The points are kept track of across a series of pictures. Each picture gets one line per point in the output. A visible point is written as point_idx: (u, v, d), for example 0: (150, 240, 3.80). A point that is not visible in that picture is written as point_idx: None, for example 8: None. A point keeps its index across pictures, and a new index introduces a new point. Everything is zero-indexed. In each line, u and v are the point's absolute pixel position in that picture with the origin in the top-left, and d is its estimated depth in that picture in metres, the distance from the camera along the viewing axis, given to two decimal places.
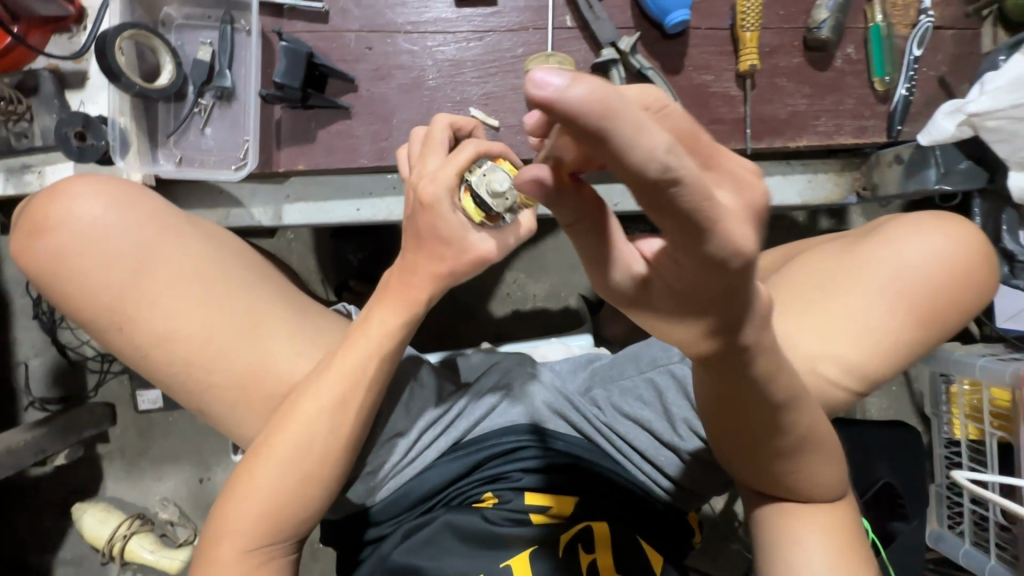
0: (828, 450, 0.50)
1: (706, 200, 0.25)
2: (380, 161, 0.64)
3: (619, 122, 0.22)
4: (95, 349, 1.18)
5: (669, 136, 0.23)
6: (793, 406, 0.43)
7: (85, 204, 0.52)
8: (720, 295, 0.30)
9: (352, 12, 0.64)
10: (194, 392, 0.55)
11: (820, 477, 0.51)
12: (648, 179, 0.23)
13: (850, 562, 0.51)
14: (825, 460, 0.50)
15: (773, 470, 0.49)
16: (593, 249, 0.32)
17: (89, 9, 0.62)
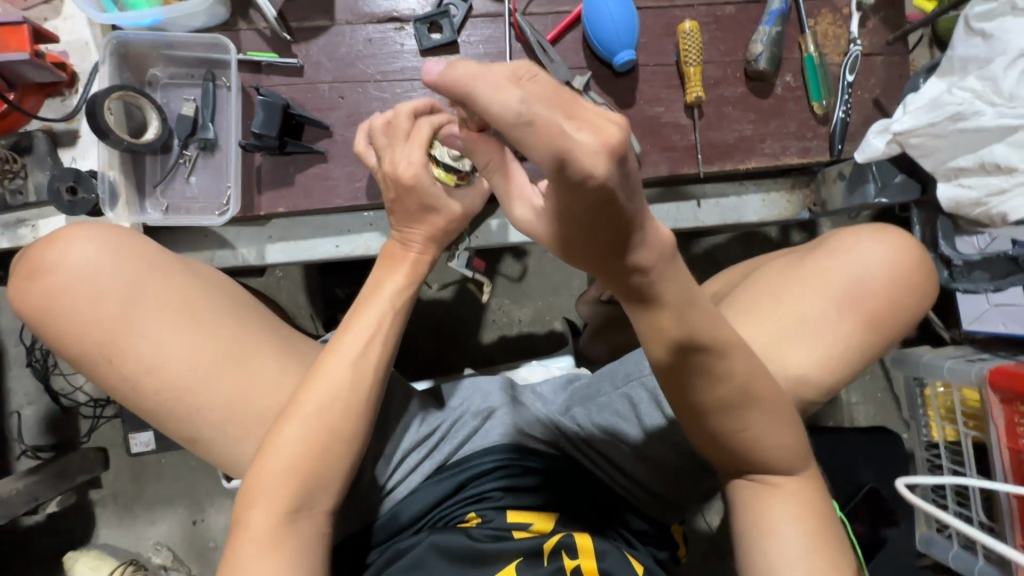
0: (790, 419, 0.51)
1: (557, 136, 0.29)
2: (356, 199, 0.69)
3: (479, 85, 0.30)
4: (88, 394, 1.19)
5: (524, 93, 0.30)
6: (741, 402, 0.48)
7: (78, 247, 0.55)
8: (602, 222, 0.34)
9: (325, 65, 0.69)
10: (183, 420, 0.58)
11: (784, 458, 0.52)
12: (509, 123, 0.30)
13: (820, 541, 0.52)
14: (783, 426, 0.51)
15: (742, 437, 0.50)
16: (502, 189, 0.41)
17: (80, 73, 0.67)
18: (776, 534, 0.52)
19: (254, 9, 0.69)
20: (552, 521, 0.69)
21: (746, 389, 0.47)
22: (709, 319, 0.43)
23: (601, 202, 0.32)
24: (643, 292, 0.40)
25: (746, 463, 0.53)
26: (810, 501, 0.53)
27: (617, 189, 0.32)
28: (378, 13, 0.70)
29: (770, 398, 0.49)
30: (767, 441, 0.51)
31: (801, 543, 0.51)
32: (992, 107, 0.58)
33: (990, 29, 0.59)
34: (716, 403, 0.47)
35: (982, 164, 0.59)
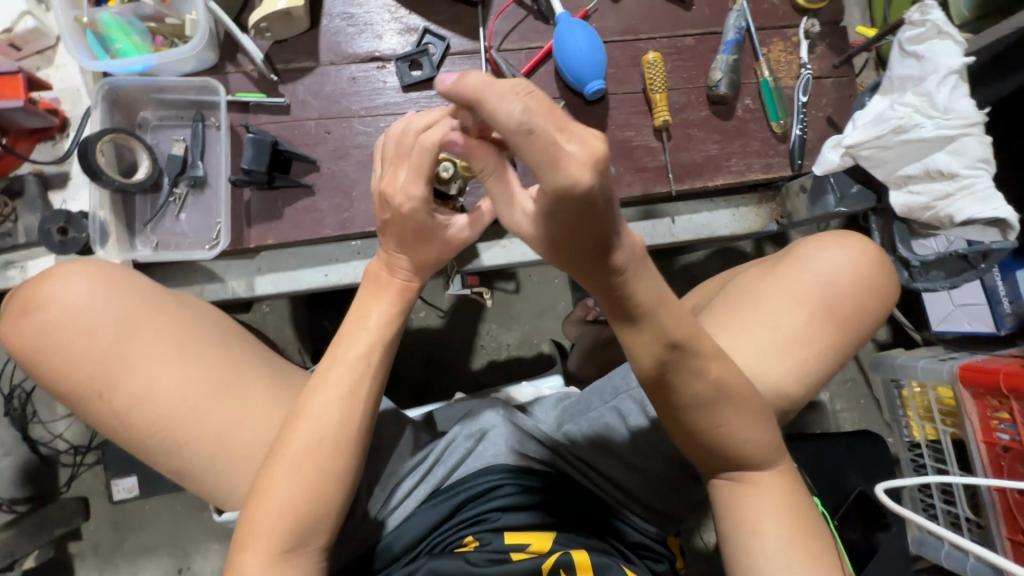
0: (759, 415, 0.53)
1: (552, 144, 0.33)
2: (344, 229, 0.71)
3: (488, 95, 0.33)
4: (68, 441, 1.17)
5: (526, 103, 0.33)
6: (720, 401, 0.50)
7: (70, 284, 0.56)
8: (586, 227, 0.37)
9: (310, 103, 0.72)
10: (175, 452, 0.57)
11: (762, 454, 0.54)
12: (510, 131, 0.33)
13: (804, 539, 0.52)
14: (754, 422, 0.53)
15: (717, 436, 0.52)
16: (496, 191, 0.43)
17: (72, 118, 0.69)
18: (761, 529, 0.53)
19: (242, 54, 0.72)
20: (551, 539, 0.66)
21: (717, 387, 0.50)
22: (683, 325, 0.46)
23: (586, 212, 0.36)
24: (619, 294, 0.42)
25: (724, 461, 0.54)
26: (789, 495, 0.55)
27: (600, 196, 0.35)
28: (360, 53, 0.74)
29: (739, 394, 0.51)
30: (740, 437, 0.52)
31: (781, 539, 0.52)
32: (930, 119, 0.63)
33: (921, 51, 0.64)
34: (688, 402, 0.50)
35: (928, 171, 0.63)
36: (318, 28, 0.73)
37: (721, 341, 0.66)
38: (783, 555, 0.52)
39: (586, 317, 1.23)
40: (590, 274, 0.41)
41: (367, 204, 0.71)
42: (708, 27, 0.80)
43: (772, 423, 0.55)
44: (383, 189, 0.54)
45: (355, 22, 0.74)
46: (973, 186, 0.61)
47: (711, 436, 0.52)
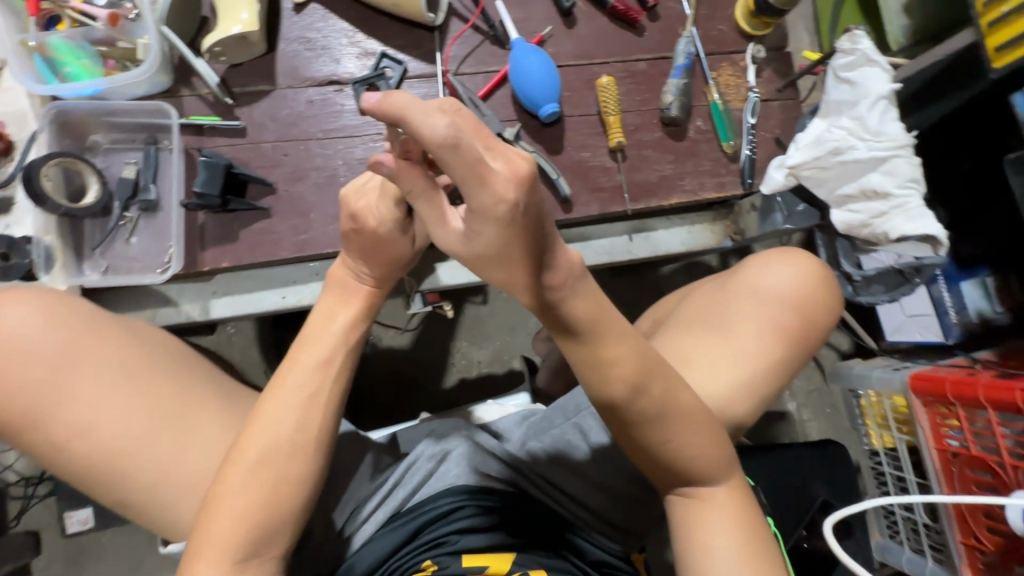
0: (710, 430, 0.54)
1: (478, 160, 0.34)
2: (301, 251, 0.71)
3: (411, 114, 0.35)
4: (19, 473, 1.17)
5: (450, 124, 0.34)
6: (665, 417, 0.51)
7: (6, 313, 0.54)
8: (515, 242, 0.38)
9: (267, 126, 0.72)
10: (117, 482, 0.56)
11: (712, 471, 0.55)
12: (437, 145, 0.34)
13: (751, 556, 0.54)
14: (705, 435, 0.54)
15: (668, 452, 0.53)
16: (428, 213, 0.43)
17: (17, 142, 0.67)
18: (711, 541, 0.55)
19: (197, 77, 0.72)
20: (510, 561, 0.66)
21: (664, 407, 0.50)
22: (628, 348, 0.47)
23: (515, 227, 0.37)
24: (557, 309, 0.43)
25: (675, 475, 0.55)
26: (740, 511, 0.56)
27: (527, 212, 0.36)
28: (318, 77, 0.74)
29: (688, 411, 0.52)
30: (690, 452, 0.53)
31: (730, 556, 0.54)
32: (863, 142, 0.66)
33: (854, 77, 0.67)
34: (638, 419, 0.50)
35: (863, 190, 0.66)
36: (275, 52, 0.74)
37: (677, 357, 0.67)
38: (730, 566, 0.53)
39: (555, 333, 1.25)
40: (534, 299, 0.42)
41: (324, 226, 0.71)
42: (659, 52, 0.83)
43: (722, 436, 0.56)
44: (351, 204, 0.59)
45: (313, 46, 0.75)
46: (905, 205, 0.66)
47: (662, 452, 0.53)
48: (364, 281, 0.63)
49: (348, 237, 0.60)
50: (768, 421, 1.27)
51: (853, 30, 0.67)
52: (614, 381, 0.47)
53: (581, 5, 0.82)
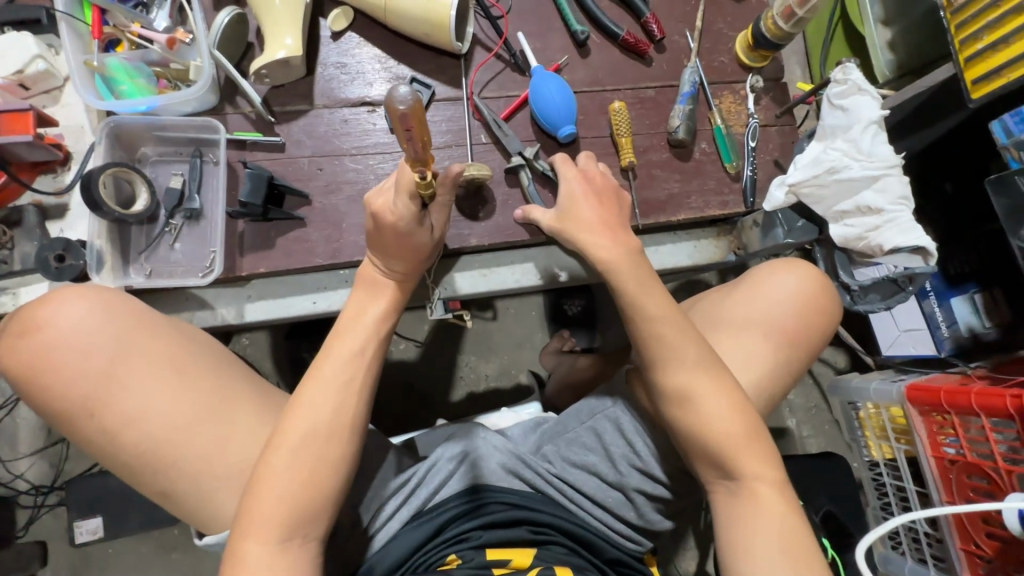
0: (749, 417, 0.64)
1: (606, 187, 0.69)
2: (333, 258, 0.75)
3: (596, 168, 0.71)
4: (30, 481, 1.18)
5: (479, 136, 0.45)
6: (699, 402, 0.63)
7: (70, 307, 0.58)
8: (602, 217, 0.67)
9: (304, 142, 0.78)
10: (162, 471, 0.59)
11: (746, 462, 0.63)
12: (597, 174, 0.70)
13: (795, 547, 0.59)
14: (746, 435, 0.63)
15: (709, 437, 0.63)
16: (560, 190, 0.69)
17: (75, 153, 0.72)
18: (752, 534, 0.61)
19: (241, 96, 0.77)
20: (532, 555, 0.69)
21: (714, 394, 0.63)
22: (665, 335, 0.64)
23: (601, 204, 0.68)
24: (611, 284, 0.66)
25: (719, 471, 0.63)
26: (782, 505, 0.61)
27: (612, 209, 0.68)
28: (352, 98, 0.80)
29: (720, 395, 0.63)
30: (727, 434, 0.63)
31: (774, 547, 0.59)
32: (857, 162, 0.73)
33: (846, 104, 0.74)
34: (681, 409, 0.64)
35: (858, 207, 0.72)
36: (313, 75, 0.80)
37: None
38: (772, 552, 0.59)
39: (563, 348, 1.32)
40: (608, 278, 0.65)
41: (355, 236, 0.76)
42: (666, 80, 0.89)
43: (761, 438, 0.64)
44: (375, 209, 0.64)
45: (347, 71, 0.81)
46: (896, 221, 0.71)
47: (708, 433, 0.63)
48: (393, 277, 0.67)
49: (370, 235, 0.66)
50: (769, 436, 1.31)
51: (845, 62, 0.74)
52: (673, 368, 0.64)
53: (594, 37, 0.89)
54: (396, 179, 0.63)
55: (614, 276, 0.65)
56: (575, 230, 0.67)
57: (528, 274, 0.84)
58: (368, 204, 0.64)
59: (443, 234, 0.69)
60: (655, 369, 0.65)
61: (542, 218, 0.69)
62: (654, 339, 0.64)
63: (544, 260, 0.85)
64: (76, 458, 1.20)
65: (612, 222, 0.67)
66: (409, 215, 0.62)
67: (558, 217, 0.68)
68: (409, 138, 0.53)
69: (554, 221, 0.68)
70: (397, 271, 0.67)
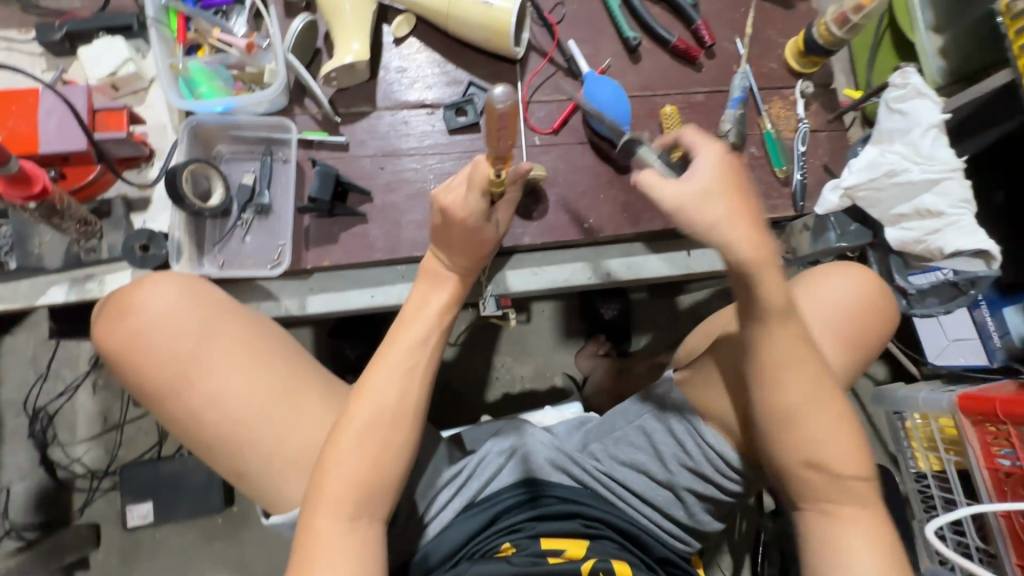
0: (849, 431, 0.62)
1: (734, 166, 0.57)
2: (393, 253, 0.78)
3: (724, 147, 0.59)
4: (86, 465, 1.24)
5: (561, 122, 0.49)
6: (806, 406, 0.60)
7: (160, 292, 0.61)
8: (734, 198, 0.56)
9: (367, 142, 0.81)
10: (238, 451, 0.61)
11: (842, 467, 0.61)
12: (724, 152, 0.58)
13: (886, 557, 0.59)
14: (845, 441, 0.61)
15: (810, 442, 0.61)
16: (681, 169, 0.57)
17: (159, 150, 0.76)
18: (844, 540, 0.60)
19: (308, 98, 0.81)
20: (586, 547, 0.70)
21: (819, 409, 0.60)
22: (779, 346, 0.59)
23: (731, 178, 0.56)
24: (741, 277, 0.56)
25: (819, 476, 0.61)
26: (869, 515, 0.61)
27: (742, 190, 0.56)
28: (411, 101, 0.83)
29: (828, 411, 0.60)
30: (828, 449, 0.61)
31: (868, 556, 0.59)
32: (916, 165, 0.73)
33: (905, 108, 0.74)
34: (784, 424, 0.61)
35: (917, 210, 0.72)
36: (375, 78, 0.83)
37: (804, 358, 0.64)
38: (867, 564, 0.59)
39: (598, 351, 1.34)
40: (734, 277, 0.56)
41: (414, 233, 0.78)
42: (716, 86, 0.91)
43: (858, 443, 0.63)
44: (444, 204, 0.66)
45: (408, 75, 0.84)
46: (957, 223, 0.71)
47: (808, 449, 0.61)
48: (455, 270, 0.70)
49: (436, 230, 0.68)
50: None
51: (903, 67, 0.75)
52: (783, 381, 0.60)
53: (645, 43, 0.90)
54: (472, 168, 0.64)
55: (749, 274, 0.55)
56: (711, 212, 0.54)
57: (577, 273, 0.86)
58: (437, 200, 0.66)
59: (506, 230, 0.71)
60: (763, 381, 0.60)
61: (673, 193, 0.55)
62: (766, 349, 0.59)
63: (593, 260, 0.86)
64: (130, 445, 1.25)
65: (750, 211, 0.55)
66: (479, 211, 0.65)
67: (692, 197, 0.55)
68: (499, 136, 0.55)
69: (686, 196, 0.55)
70: (459, 266, 0.69)
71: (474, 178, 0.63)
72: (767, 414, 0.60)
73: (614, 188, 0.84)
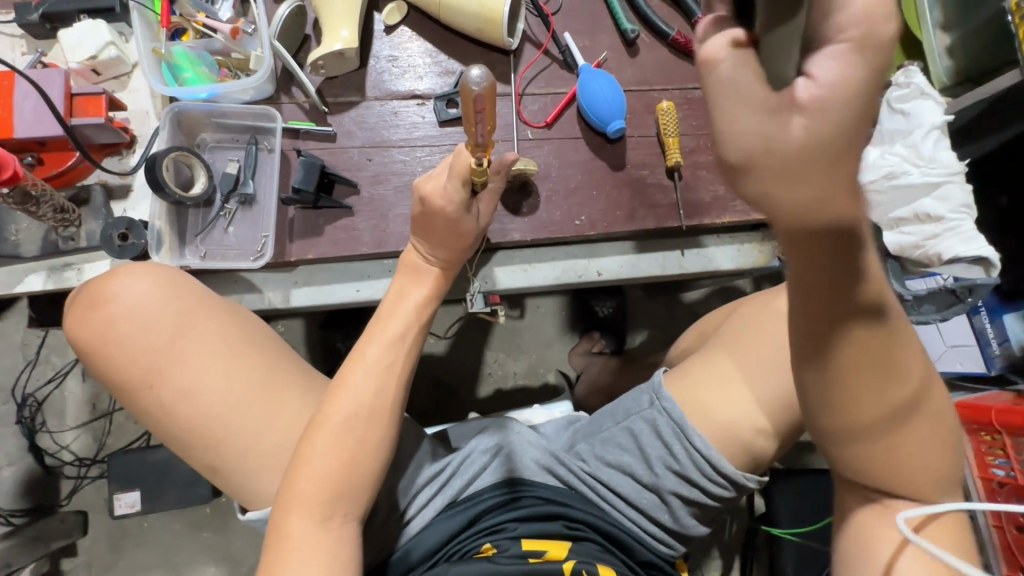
0: (942, 430, 0.46)
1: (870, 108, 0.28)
2: (379, 247, 0.76)
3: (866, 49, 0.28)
4: (74, 453, 1.23)
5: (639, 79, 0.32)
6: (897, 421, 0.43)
7: (134, 283, 0.60)
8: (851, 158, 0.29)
9: (355, 133, 0.79)
10: (213, 446, 0.60)
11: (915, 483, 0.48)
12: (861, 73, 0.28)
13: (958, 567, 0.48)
14: (932, 455, 0.46)
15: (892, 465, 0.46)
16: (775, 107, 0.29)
17: (140, 137, 0.75)
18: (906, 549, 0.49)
19: (296, 87, 0.79)
20: (567, 549, 0.69)
21: (907, 421, 0.44)
22: (857, 359, 0.39)
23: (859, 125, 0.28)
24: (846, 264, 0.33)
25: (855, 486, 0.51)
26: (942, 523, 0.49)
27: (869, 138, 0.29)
28: (401, 91, 0.81)
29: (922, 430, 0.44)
30: (914, 465, 0.46)
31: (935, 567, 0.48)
32: (917, 168, 0.71)
33: (907, 109, 0.73)
34: (851, 453, 0.45)
35: (917, 214, 0.71)
36: (365, 67, 0.81)
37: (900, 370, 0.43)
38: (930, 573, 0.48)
39: (592, 349, 1.33)
40: (812, 251, 0.33)
41: (401, 227, 0.77)
42: None
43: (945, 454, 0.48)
44: (424, 192, 0.65)
45: (399, 64, 0.82)
46: (957, 229, 0.69)
47: (881, 472, 0.46)
48: (435, 263, 0.68)
49: (416, 219, 0.67)
50: (800, 450, 1.29)
51: (908, 66, 0.73)
52: (858, 407, 0.41)
53: (644, 36, 0.88)
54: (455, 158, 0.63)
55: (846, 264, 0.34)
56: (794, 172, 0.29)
57: (568, 271, 0.84)
58: (417, 188, 0.65)
59: (486, 224, 0.69)
60: (832, 405, 0.41)
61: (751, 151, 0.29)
62: (837, 369, 0.39)
63: (584, 258, 0.85)
64: (117, 433, 1.25)
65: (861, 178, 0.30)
66: (458, 199, 0.64)
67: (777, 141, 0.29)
68: (478, 120, 0.53)
69: (773, 135, 0.28)
70: (440, 259, 0.68)
71: (456, 165, 0.62)
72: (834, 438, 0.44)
73: (608, 184, 0.82)
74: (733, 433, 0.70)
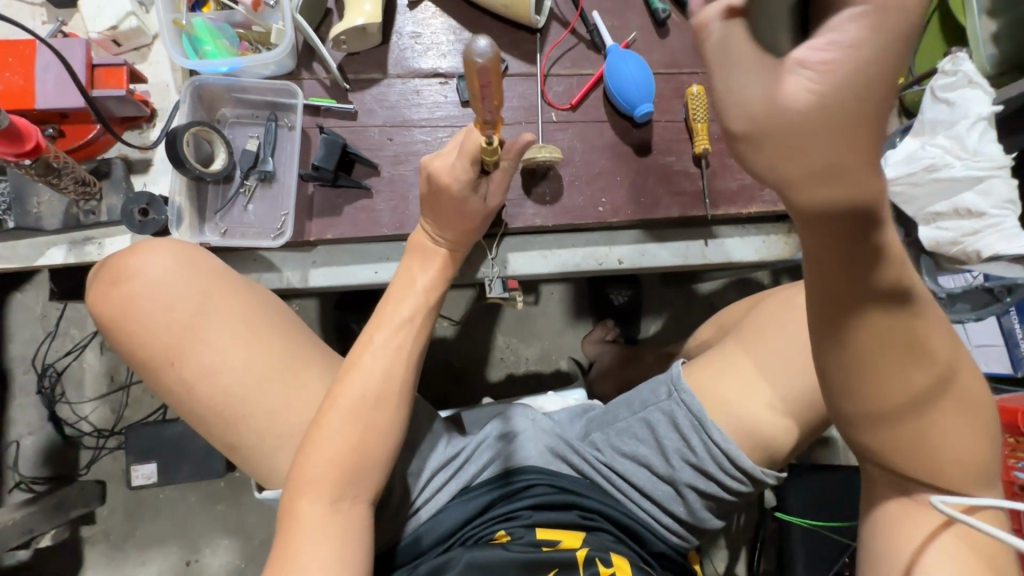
0: (980, 416, 0.43)
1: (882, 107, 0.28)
2: (399, 228, 0.75)
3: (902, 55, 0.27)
4: (92, 424, 1.25)
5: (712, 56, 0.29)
6: (924, 410, 0.41)
7: (154, 260, 0.60)
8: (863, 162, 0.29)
9: (376, 112, 0.77)
10: (232, 424, 0.60)
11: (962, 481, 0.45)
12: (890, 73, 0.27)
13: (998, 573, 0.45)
14: (976, 442, 0.43)
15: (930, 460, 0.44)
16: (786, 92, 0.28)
17: (160, 111, 0.74)
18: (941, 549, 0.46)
19: (317, 62, 0.78)
20: (581, 539, 0.70)
21: (945, 410, 0.42)
22: (876, 348, 0.37)
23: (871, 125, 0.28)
24: (861, 252, 0.33)
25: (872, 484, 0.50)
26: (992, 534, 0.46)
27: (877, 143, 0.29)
28: (423, 69, 0.79)
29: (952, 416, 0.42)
30: (949, 455, 0.43)
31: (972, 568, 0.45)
32: (960, 160, 0.68)
33: (953, 97, 0.69)
34: (885, 443, 0.43)
35: (956, 209, 0.69)
36: (387, 43, 0.79)
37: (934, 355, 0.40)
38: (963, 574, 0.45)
39: (606, 337, 1.31)
40: (825, 232, 0.32)
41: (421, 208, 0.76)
42: None
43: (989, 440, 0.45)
44: (433, 169, 0.64)
45: (421, 41, 0.80)
46: (999, 225, 0.67)
47: (920, 465, 0.44)
48: (442, 243, 0.68)
49: (425, 199, 0.66)
50: (813, 446, 1.27)
51: (955, 52, 0.69)
52: (884, 400, 0.40)
53: (675, 17, 0.85)
54: (465, 136, 0.63)
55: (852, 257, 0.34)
56: (805, 139, 0.28)
57: (588, 258, 0.82)
58: (427, 166, 0.64)
59: (495, 209, 0.68)
60: (864, 397, 0.40)
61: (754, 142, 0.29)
62: (869, 362, 0.38)
63: (604, 245, 0.83)
64: (134, 406, 1.26)
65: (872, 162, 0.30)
66: (465, 178, 0.63)
67: (802, 98, 0.27)
68: (485, 95, 0.51)
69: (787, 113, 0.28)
70: (446, 240, 0.67)
71: (466, 143, 0.62)
72: (854, 430, 0.43)
73: (632, 170, 0.80)
74: (752, 429, 0.69)
